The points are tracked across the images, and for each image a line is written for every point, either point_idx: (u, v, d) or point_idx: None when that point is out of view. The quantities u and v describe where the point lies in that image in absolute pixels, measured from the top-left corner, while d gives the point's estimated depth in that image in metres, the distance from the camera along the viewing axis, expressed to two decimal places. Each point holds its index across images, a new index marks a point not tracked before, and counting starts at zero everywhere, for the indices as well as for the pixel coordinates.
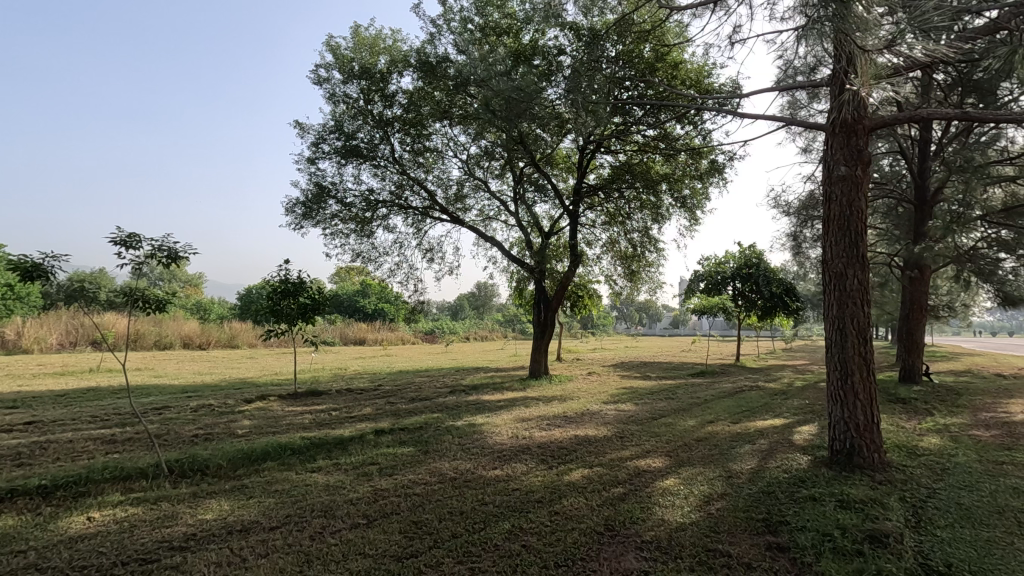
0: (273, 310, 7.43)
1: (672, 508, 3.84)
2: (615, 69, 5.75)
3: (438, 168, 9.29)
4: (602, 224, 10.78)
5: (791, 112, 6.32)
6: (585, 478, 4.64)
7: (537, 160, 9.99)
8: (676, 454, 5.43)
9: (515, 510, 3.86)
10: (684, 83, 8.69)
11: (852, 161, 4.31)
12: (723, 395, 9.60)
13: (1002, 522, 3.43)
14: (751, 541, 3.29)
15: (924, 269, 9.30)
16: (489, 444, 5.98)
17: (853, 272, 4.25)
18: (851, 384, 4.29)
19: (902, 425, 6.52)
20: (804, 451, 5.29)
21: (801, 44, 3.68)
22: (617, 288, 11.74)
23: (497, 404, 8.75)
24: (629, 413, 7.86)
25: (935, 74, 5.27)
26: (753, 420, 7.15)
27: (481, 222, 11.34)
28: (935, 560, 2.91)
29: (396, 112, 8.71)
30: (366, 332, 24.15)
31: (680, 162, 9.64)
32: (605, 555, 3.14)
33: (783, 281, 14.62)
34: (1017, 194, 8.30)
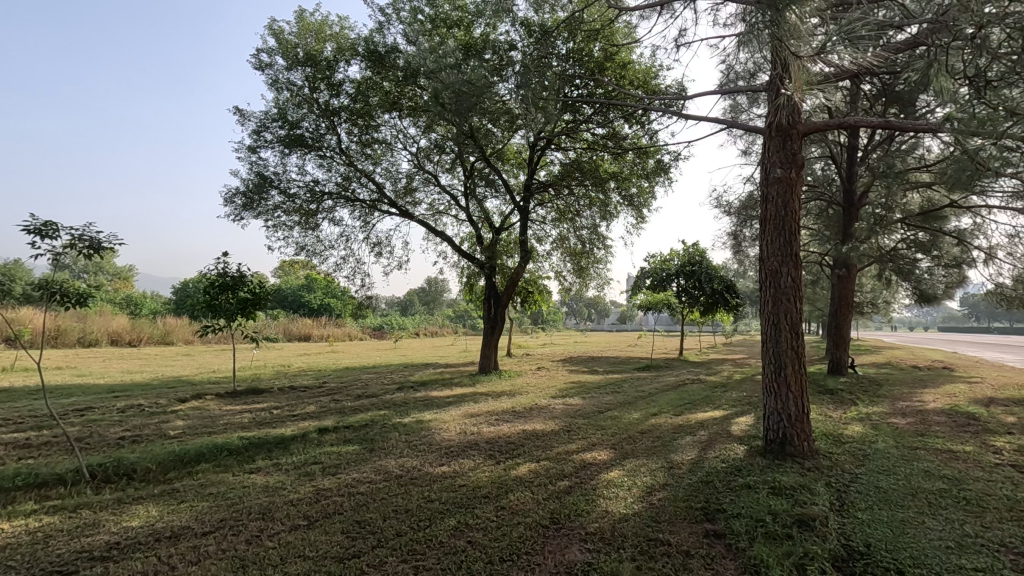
0: (210, 305, 7.05)
1: (615, 499, 3.92)
2: (565, 66, 5.77)
3: (387, 160, 9.11)
4: (552, 221, 10.89)
5: (733, 115, 6.56)
6: (532, 472, 4.66)
7: (488, 154, 9.96)
8: (621, 447, 5.54)
9: (460, 507, 3.83)
10: (632, 84, 8.87)
11: (787, 163, 4.51)
12: (667, 388, 9.90)
13: (915, 503, 3.68)
14: (690, 529, 3.39)
15: (851, 268, 9.88)
16: (437, 440, 5.93)
17: (787, 270, 4.45)
18: (784, 376, 4.49)
19: (829, 414, 6.91)
20: (740, 441, 5.52)
21: (742, 50, 3.82)
22: (566, 284, 11.92)
23: (446, 400, 8.68)
24: (577, 407, 7.98)
25: (862, 84, 5.58)
26: (694, 412, 7.41)
27: (430, 216, 11.21)
28: (856, 541, 3.09)
29: (343, 101, 8.43)
30: (311, 327, 23.49)
31: (628, 161, 9.87)
32: (550, 548, 3.17)
33: (724, 278, 15.21)
34: (932, 200, 9.12)
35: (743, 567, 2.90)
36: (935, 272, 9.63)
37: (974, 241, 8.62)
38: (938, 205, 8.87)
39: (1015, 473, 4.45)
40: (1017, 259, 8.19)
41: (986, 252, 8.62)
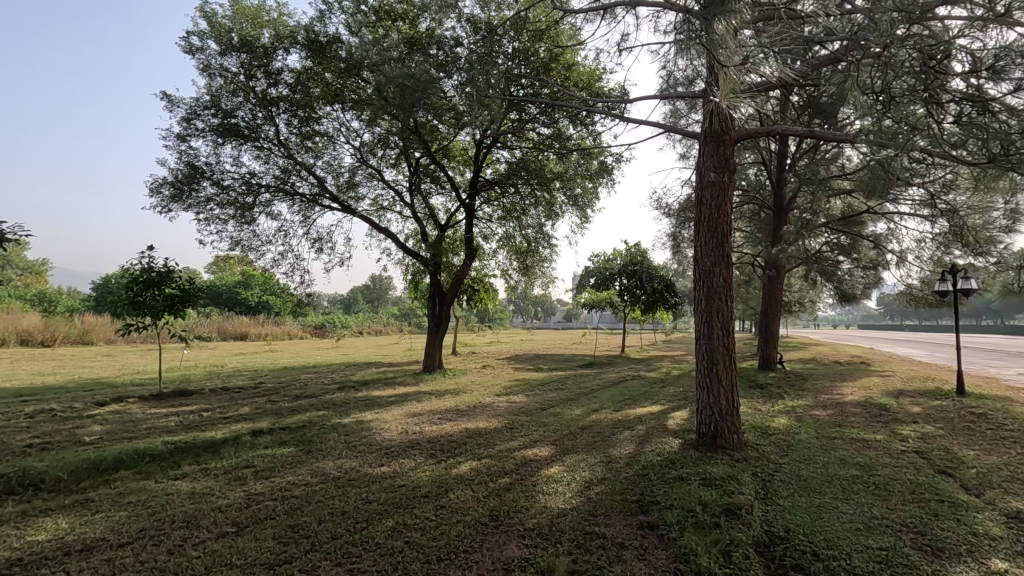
0: (133, 302, 6.58)
1: (554, 495, 3.97)
2: (511, 65, 5.78)
3: (328, 154, 8.87)
4: (499, 219, 10.95)
5: (673, 121, 6.78)
6: (473, 470, 4.66)
7: (433, 151, 9.88)
8: (562, 443, 5.63)
9: (399, 507, 3.77)
10: (576, 86, 9.01)
11: (720, 168, 4.71)
12: (608, 385, 10.17)
13: (830, 489, 3.94)
14: (624, 521, 3.48)
15: (780, 269, 10.40)
16: (377, 440, 5.81)
17: (719, 270, 4.64)
18: (716, 371, 4.67)
19: (758, 408, 7.29)
20: (676, 434, 5.72)
21: (680, 57, 3.94)
22: (512, 282, 12.02)
23: (388, 399, 8.53)
24: (520, 404, 8.04)
25: (790, 94, 5.88)
26: (633, 407, 7.64)
27: (373, 213, 11.00)
28: (777, 527, 3.26)
29: (281, 91, 8.11)
30: (248, 326, 22.51)
31: (572, 161, 9.95)
32: (487, 545, 3.17)
33: (663, 278, 15.73)
34: (852, 206, 9.80)
35: (673, 556, 2.99)
36: (855, 272, 10.32)
37: (888, 244, 9.31)
38: (857, 211, 9.54)
39: (918, 458, 4.84)
40: (923, 262, 8.89)
41: (898, 255, 9.32)
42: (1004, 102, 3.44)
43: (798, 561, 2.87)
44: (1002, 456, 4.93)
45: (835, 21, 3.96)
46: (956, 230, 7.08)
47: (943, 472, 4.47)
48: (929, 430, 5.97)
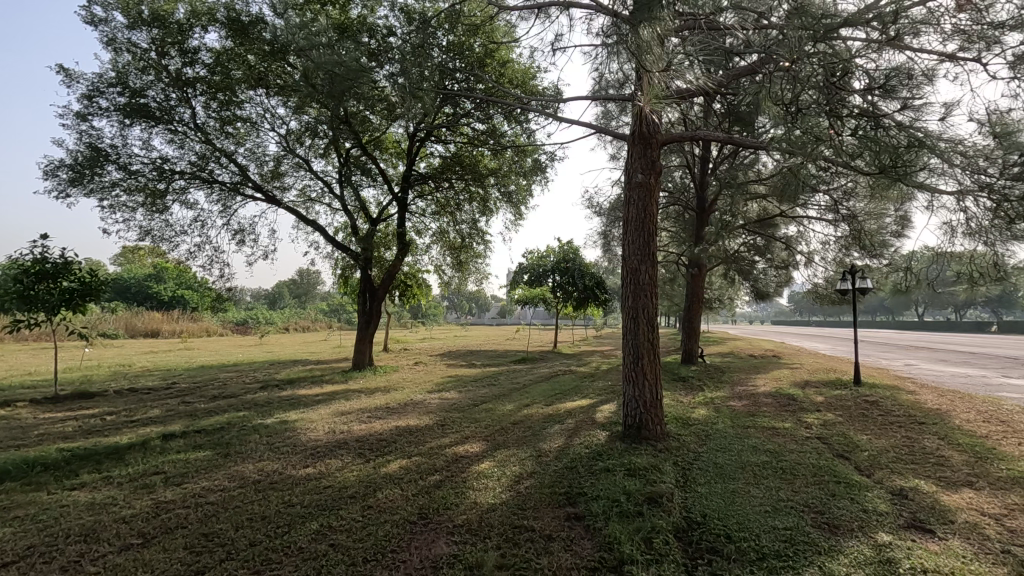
0: (23, 296, 5.88)
1: (484, 490, 3.98)
2: (445, 58, 5.69)
3: (251, 141, 8.43)
4: (432, 214, 10.82)
5: (605, 122, 6.95)
6: (402, 468, 4.59)
7: (365, 142, 9.61)
8: (493, 438, 5.64)
9: (324, 509, 3.65)
10: (511, 83, 9.03)
11: (647, 169, 4.88)
12: (540, 380, 10.32)
13: (743, 475, 4.19)
14: (553, 514, 3.54)
15: (702, 267, 10.92)
16: (302, 441, 5.59)
17: (645, 268, 4.82)
18: (641, 366, 4.84)
19: (681, 400, 7.63)
20: (604, 427, 5.89)
21: (612, 59, 4.03)
22: (446, 278, 11.93)
23: (314, 398, 8.22)
24: (452, 401, 7.99)
25: (713, 101, 6.18)
26: (564, 402, 7.80)
27: (300, 204, 10.56)
28: (695, 513, 3.42)
29: (199, 72, 7.60)
30: (160, 323, 20.97)
31: (506, 157, 9.93)
32: (415, 544, 3.12)
33: (594, 275, 16.13)
34: (766, 210, 10.46)
35: (599, 546, 3.07)
36: (768, 272, 11.03)
37: (797, 246, 10.02)
38: (771, 214, 10.19)
39: (820, 444, 5.25)
40: (828, 263, 9.64)
41: (806, 256, 10.05)
42: (894, 118, 3.78)
43: (713, 544, 3.04)
44: (890, 439, 5.45)
45: (752, 35, 4.19)
46: (856, 234, 7.73)
47: (841, 455, 4.88)
48: (830, 417, 6.49)
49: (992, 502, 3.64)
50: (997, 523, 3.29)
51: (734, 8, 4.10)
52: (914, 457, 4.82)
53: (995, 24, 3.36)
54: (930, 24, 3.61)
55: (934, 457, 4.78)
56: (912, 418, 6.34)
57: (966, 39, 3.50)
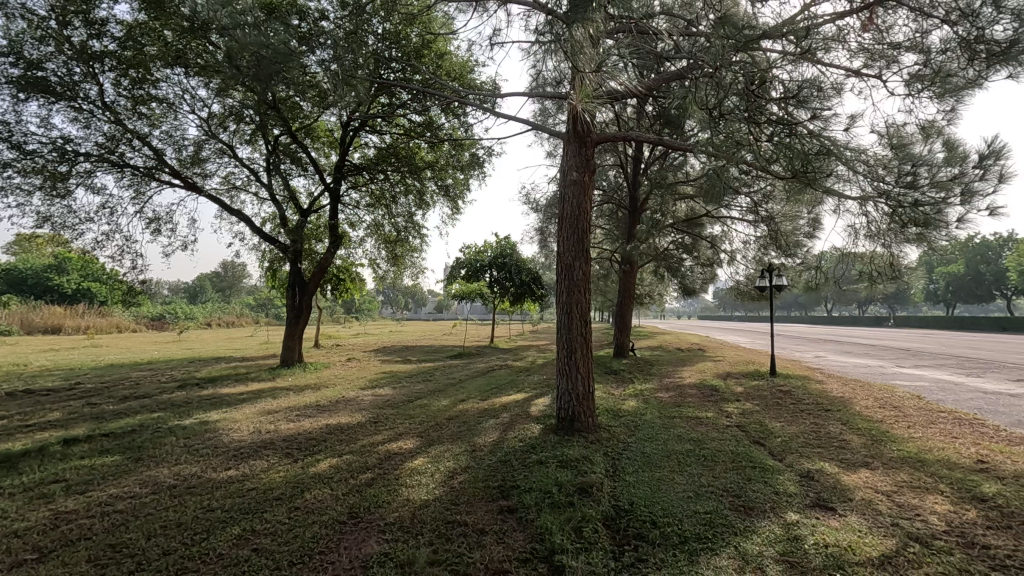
0: None
1: (417, 487, 3.94)
2: (380, 46, 5.55)
3: (167, 123, 7.86)
4: (367, 206, 10.55)
5: (542, 119, 7.02)
6: (332, 467, 4.45)
7: (295, 129, 9.22)
8: (428, 434, 5.59)
9: (247, 512, 3.48)
10: (448, 75, 8.93)
11: (581, 168, 4.98)
12: (475, 375, 10.33)
13: (668, 463, 4.38)
14: (485, 507, 3.55)
15: (633, 264, 11.29)
16: (224, 442, 5.30)
17: (579, 264, 4.91)
18: (574, 359, 4.94)
19: (612, 392, 7.87)
20: (537, 420, 5.98)
21: (549, 57, 4.06)
22: (380, 272, 11.69)
23: (238, 397, 7.82)
24: (386, 397, 7.84)
25: (645, 104, 6.39)
26: (499, 396, 7.85)
27: (223, 192, 9.98)
28: (623, 501, 3.54)
29: (107, 46, 6.99)
30: (63, 318, 19.23)
31: (443, 151, 9.80)
32: (345, 544, 3.04)
33: (531, 270, 16.31)
34: (693, 210, 10.95)
35: (530, 537, 3.12)
36: (694, 269, 11.57)
37: (721, 245, 10.56)
38: (697, 215, 10.67)
39: (738, 431, 5.57)
40: (748, 262, 10.23)
41: (729, 255, 10.62)
42: (805, 127, 4.06)
43: (639, 530, 3.16)
44: (800, 426, 5.87)
45: (681, 41, 4.36)
46: (773, 235, 8.24)
47: (757, 442, 5.20)
48: (748, 406, 6.91)
49: (885, 480, 4.00)
50: (888, 498, 3.62)
51: (665, 14, 4.24)
52: (820, 441, 5.22)
53: (894, 44, 3.67)
54: (839, 41, 3.90)
55: (837, 441, 5.19)
56: (820, 406, 6.86)
57: (869, 57, 3.80)
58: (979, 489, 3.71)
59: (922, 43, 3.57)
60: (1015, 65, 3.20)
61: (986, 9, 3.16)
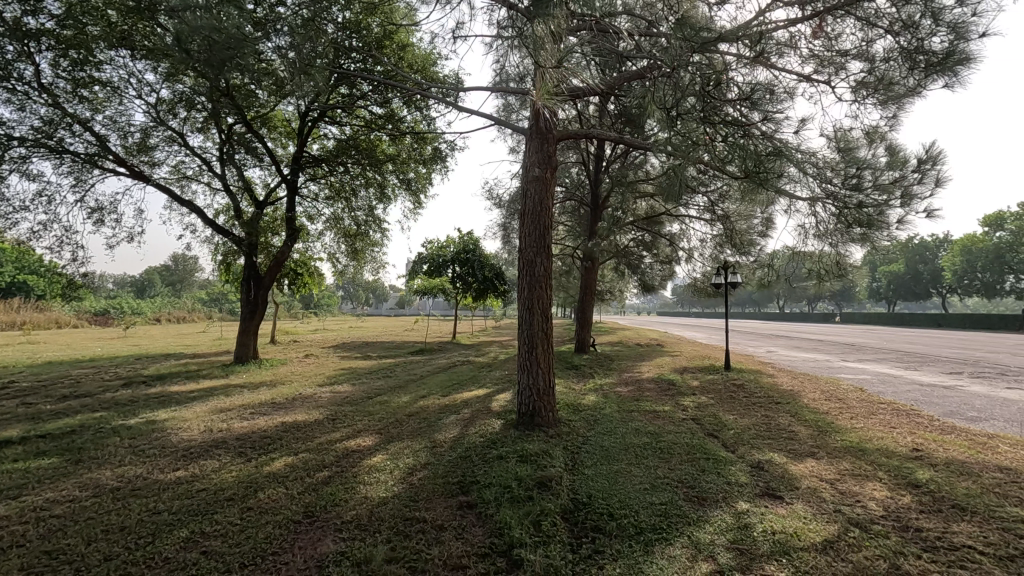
0: None
1: (375, 484, 3.88)
2: (340, 35, 5.40)
3: (111, 108, 7.47)
4: (326, 199, 10.30)
5: (506, 114, 7.00)
6: (288, 466, 4.34)
7: (250, 118, 8.91)
8: (387, 431, 5.52)
9: (196, 514, 3.36)
10: (411, 67, 8.80)
11: (543, 164, 4.99)
12: (437, 371, 10.26)
13: (625, 456, 4.46)
14: (445, 504, 3.53)
15: (594, 260, 11.42)
16: (172, 442, 5.09)
17: (540, 260, 4.92)
18: (535, 355, 4.96)
19: (573, 387, 7.96)
20: (498, 416, 5.98)
21: (513, 52, 4.04)
22: (340, 266, 11.46)
23: (188, 395, 7.52)
24: (344, 394, 7.69)
25: (609, 102, 6.46)
26: (460, 392, 7.82)
27: (173, 182, 9.55)
28: (581, 494, 3.59)
29: (45, 24, 6.58)
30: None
31: (405, 144, 9.65)
32: (299, 544, 2.97)
33: (494, 266, 16.29)
34: (653, 208, 11.15)
35: (489, 532, 3.12)
36: (654, 266, 11.80)
37: (679, 243, 10.80)
38: (657, 213, 10.89)
39: (693, 424, 5.71)
40: (705, 259, 10.51)
41: (687, 252, 10.87)
42: (760, 128, 4.18)
43: (597, 522, 3.21)
44: (751, 418, 6.08)
45: (642, 41, 4.42)
46: (729, 233, 8.48)
47: (711, 434, 5.35)
48: (703, 400, 7.10)
49: (830, 469, 4.18)
50: (831, 486, 3.79)
51: (627, 14, 4.28)
52: (770, 433, 5.42)
53: (842, 52, 3.82)
54: (791, 47, 4.04)
55: (785, 432, 5.39)
56: (770, 399, 7.12)
57: (819, 63, 3.95)
58: (914, 475, 3.92)
59: (868, 51, 3.73)
60: (951, 75, 3.39)
61: (925, 21, 3.33)
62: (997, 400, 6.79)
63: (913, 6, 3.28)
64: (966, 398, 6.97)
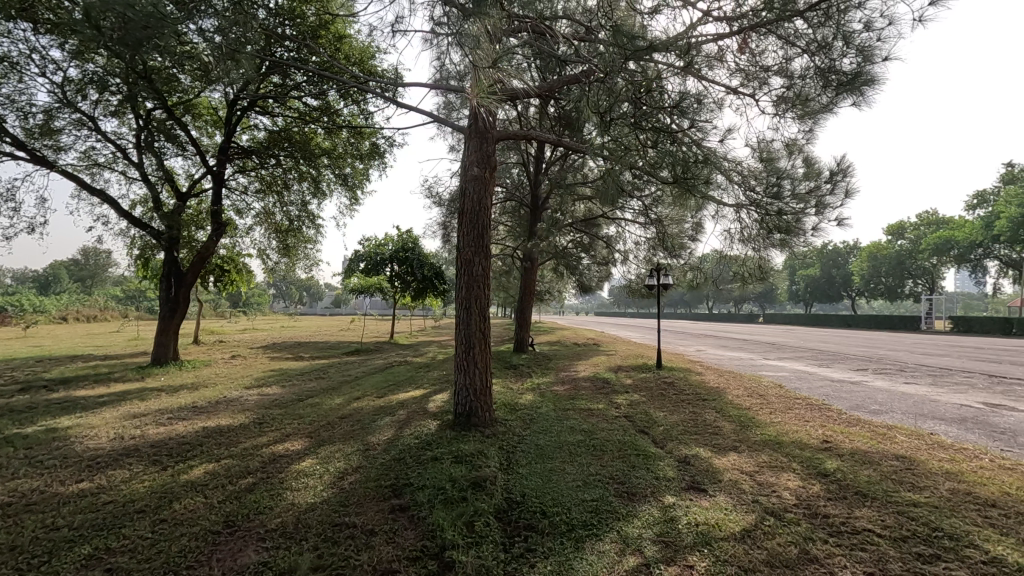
0: None
1: (304, 490, 3.73)
2: (271, 21, 5.13)
3: (9, 86, 6.78)
4: (256, 192, 9.82)
5: (447, 113, 6.91)
6: (208, 474, 4.08)
7: (172, 104, 8.36)
8: (318, 434, 5.32)
9: (101, 528, 3.10)
10: (347, 60, 8.54)
11: (482, 163, 4.97)
12: (373, 371, 10.03)
13: (559, 454, 4.51)
14: (376, 507, 3.44)
15: (534, 261, 11.50)
16: (76, 451, 4.67)
17: (479, 260, 4.90)
18: (473, 354, 4.93)
19: (511, 386, 7.98)
20: (435, 416, 5.91)
21: (453, 50, 3.99)
22: (270, 263, 10.97)
23: (96, 400, 6.95)
24: (273, 396, 7.36)
25: (549, 105, 6.52)
26: (396, 393, 7.66)
27: (82, 168, 8.80)
28: (515, 493, 3.59)
29: None
30: None
31: (342, 138, 9.34)
32: (218, 555, 2.80)
33: (433, 265, 16.10)
34: (591, 210, 11.38)
35: (422, 534, 3.06)
36: (591, 268, 12.04)
37: (616, 245, 11.07)
38: (594, 216, 11.12)
39: (625, 421, 5.87)
40: (640, 261, 10.83)
41: (623, 254, 11.16)
42: (690, 136, 4.35)
43: (530, 521, 3.22)
44: (680, 414, 6.32)
45: (580, 46, 4.48)
46: (663, 237, 8.77)
47: (642, 431, 5.51)
48: (636, 398, 7.32)
49: (749, 462, 4.41)
50: (751, 478, 3.99)
51: (567, 18, 4.32)
52: (697, 428, 5.65)
53: (765, 68, 4.03)
54: (719, 60, 4.22)
55: (711, 428, 5.64)
56: (698, 395, 7.43)
57: (745, 77, 4.15)
58: (823, 465, 4.20)
59: (788, 68, 3.95)
60: (858, 94, 3.66)
61: (837, 43, 3.57)
62: (896, 394, 7.40)
63: (827, 28, 3.49)
64: (870, 393, 7.55)
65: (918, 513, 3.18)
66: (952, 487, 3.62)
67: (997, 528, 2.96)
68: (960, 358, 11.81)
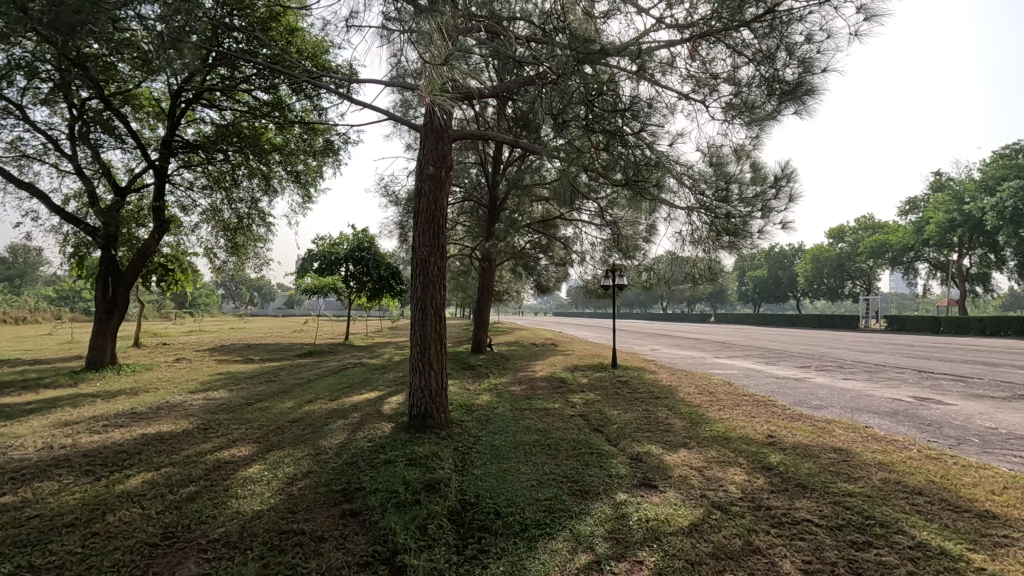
0: None
1: (250, 497, 3.59)
2: (218, 11, 4.92)
3: None
4: (202, 188, 9.42)
5: (404, 111, 6.80)
6: (146, 483, 3.88)
7: (109, 94, 7.91)
8: (266, 439, 5.13)
9: (25, 545, 2.90)
10: (299, 54, 8.31)
11: (438, 163, 4.92)
12: (326, 373, 9.79)
13: (515, 454, 4.51)
14: (327, 513, 3.34)
15: (492, 261, 11.48)
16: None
17: (434, 260, 4.83)
18: (428, 355, 4.87)
19: (468, 387, 7.94)
20: (389, 419, 5.80)
21: (409, 49, 3.92)
22: (218, 262, 10.56)
23: (23, 408, 6.49)
24: (220, 401, 7.07)
25: (507, 106, 6.52)
26: (349, 395, 7.49)
27: (8, 160, 8.22)
28: (470, 494, 3.57)
29: None
30: None
31: (294, 134, 9.07)
32: (155, 569, 2.65)
33: (390, 266, 15.86)
34: (548, 211, 11.46)
35: (373, 539, 2.99)
36: (549, 268, 12.13)
37: (572, 246, 11.18)
38: (551, 217, 11.20)
39: (580, 421, 5.92)
40: (596, 262, 10.97)
41: (580, 255, 11.28)
42: (643, 139, 4.43)
43: (484, 522, 3.20)
44: (634, 412, 6.43)
45: (537, 48, 4.49)
46: (618, 238, 8.91)
47: (596, 429, 5.58)
48: (592, 397, 7.41)
49: (698, 457, 4.53)
50: (700, 473, 4.10)
51: (525, 20, 4.32)
52: (650, 426, 5.76)
53: (714, 75, 4.14)
54: (671, 66, 4.31)
55: (663, 425, 5.76)
56: (652, 394, 7.59)
57: (696, 84, 4.26)
58: (767, 459, 4.36)
59: (735, 76, 4.08)
60: (800, 103, 3.82)
61: (781, 54, 3.71)
62: (835, 390, 7.76)
63: (772, 40, 3.63)
64: (812, 389, 7.90)
65: (852, 502, 3.33)
66: (884, 477, 3.82)
67: (923, 515, 3.14)
68: (893, 355, 12.52)
